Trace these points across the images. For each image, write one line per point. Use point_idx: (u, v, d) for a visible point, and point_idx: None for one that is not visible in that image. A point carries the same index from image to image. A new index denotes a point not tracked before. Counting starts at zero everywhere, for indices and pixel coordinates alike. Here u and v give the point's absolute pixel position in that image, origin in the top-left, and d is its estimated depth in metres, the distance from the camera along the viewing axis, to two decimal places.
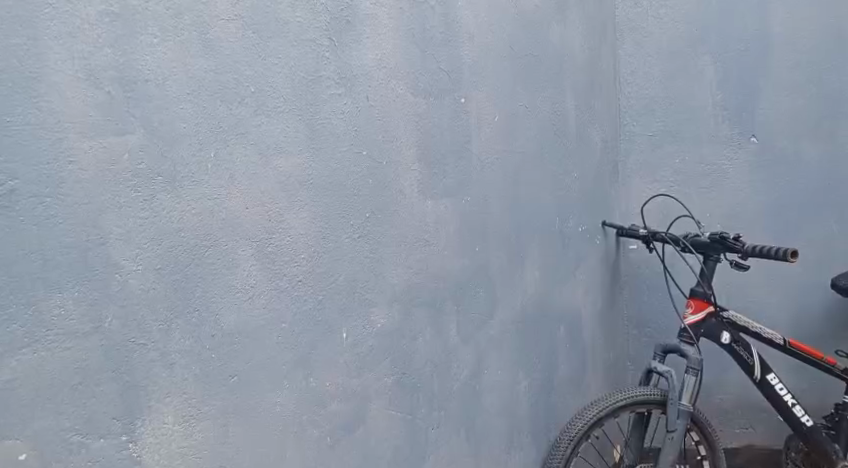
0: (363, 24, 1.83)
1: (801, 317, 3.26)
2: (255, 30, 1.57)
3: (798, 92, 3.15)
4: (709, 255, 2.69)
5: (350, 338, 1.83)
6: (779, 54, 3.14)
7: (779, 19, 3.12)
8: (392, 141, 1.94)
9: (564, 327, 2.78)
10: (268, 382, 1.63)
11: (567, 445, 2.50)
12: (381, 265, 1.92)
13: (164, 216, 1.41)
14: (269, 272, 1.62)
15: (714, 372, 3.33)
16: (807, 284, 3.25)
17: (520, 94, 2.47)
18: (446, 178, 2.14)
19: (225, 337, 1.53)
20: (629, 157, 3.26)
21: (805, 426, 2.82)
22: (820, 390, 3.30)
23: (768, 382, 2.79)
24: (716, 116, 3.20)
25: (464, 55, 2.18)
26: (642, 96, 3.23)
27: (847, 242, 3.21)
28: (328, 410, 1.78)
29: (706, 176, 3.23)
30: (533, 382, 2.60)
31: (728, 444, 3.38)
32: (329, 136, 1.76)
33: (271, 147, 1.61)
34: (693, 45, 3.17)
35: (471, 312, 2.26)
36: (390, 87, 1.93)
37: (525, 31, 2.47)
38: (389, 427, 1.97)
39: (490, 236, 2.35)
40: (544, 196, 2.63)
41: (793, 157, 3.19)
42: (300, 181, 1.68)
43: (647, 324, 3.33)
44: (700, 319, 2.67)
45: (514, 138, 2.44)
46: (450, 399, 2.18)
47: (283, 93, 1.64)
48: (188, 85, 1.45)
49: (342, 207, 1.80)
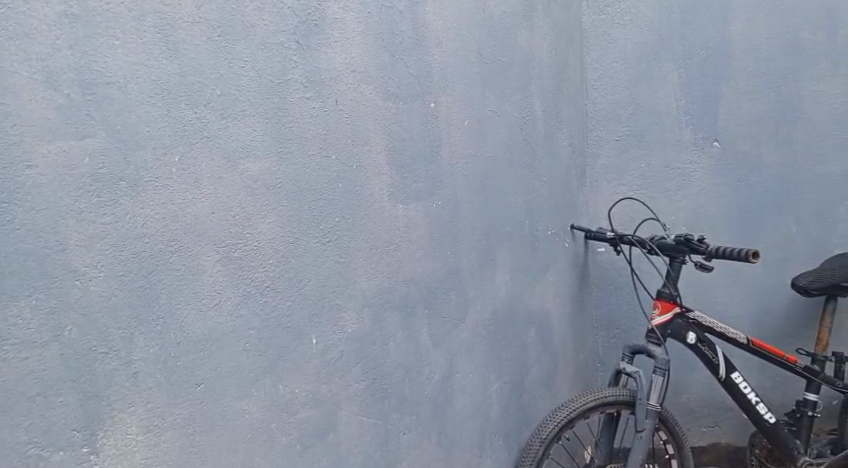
0: (331, 28, 1.82)
1: (763, 316, 3.35)
2: (221, 33, 1.55)
3: (757, 98, 3.24)
4: (674, 257, 2.73)
5: (321, 344, 1.82)
6: (740, 61, 3.22)
7: (739, 26, 3.20)
8: (361, 144, 1.93)
9: (535, 330, 2.80)
10: (236, 390, 1.61)
11: (538, 448, 2.53)
12: (351, 270, 1.91)
13: (127, 221, 1.39)
14: (236, 278, 1.60)
15: (681, 372, 3.38)
16: (769, 284, 3.34)
17: (489, 99, 2.48)
18: (416, 183, 2.14)
19: (191, 345, 1.51)
20: (597, 162, 3.30)
21: (768, 423, 2.89)
22: (782, 388, 3.39)
23: (733, 381, 2.85)
24: (681, 122, 3.27)
25: (433, 61, 2.19)
26: (609, 102, 3.27)
27: (806, 243, 3.31)
28: (298, 417, 1.76)
29: (671, 180, 3.30)
30: (504, 385, 2.62)
31: (696, 443, 3.44)
32: (298, 139, 1.74)
33: (238, 151, 1.59)
34: (658, 52, 3.23)
35: (442, 316, 2.26)
36: (360, 90, 1.92)
37: (493, 37, 2.49)
38: (361, 433, 1.95)
39: (462, 240, 2.35)
40: (514, 201, 2.65)
41: (754, 161, 3.27)
42: (268, 184, 1.67)
43: (615, 325, 3.38)
44: (667, 320, 2.71)
45: (483, 143, 2.45)
46: (422, 403, 2.18)
47: (250, 96, 1.62)
48: (153, 88, 1.42)
49: (311, 212, 1.79)
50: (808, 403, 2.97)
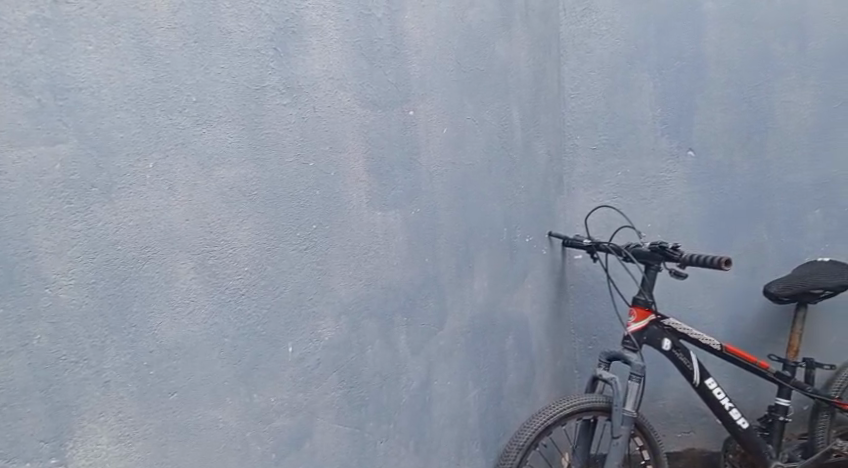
0: (309, 35, 1.82)
1: (736, 323, 3.41)
2: (197, 39, 1.54)
3: (730, 109, 3.31)
4: (649, 265, 2.77)
5: (297, 351, 1.81)
6: (713, 72, 3.28)
7: (712, 38, 3.26)
8: (340, 151, 1.93)
9: (513, 336, 2.82)
10: (210, 398, 1.59)
11: (516, 455, 2.54)
12: (328, 277, 1.90)
13: (99, 228, 1.37)
14: (211, 285, 1.59)
15: (657, 378, 3.42)
16: (741, 291, 3.40)
17: (467, 107, 2.49)
18: (395, 190, 2.14)
19: (164, 353, 1.49)
20: (574, 170, 3.34)
21: (741, 428, 2.94)
22: (755, 393, 3.45)
23: (707, 386, 2.89)
24: (656, 131, 3.32)
25: (411, 68, 2.20)
26: (585, 111, 3.31)
27: (777, 250, 3.38)
28: (273, 426, 1.75)
29: (646, 188, 3.34)
30: (482, 391, 2.62)
31: (671, 448, 3.48)
32: (275, 146, 1.74)
33: (214, 157, 1.58)
34: (633, 62, 3.28)
35: (421, 323, 2.27)
36: (337, 97, 1.92)
37: (472, 46, 2.51)
38: (338, 442, 1.95)
39: (440, 247, 2.36)
40: (492, 208, 2.67)
41: (727, 171, 3.34)
42: (244, 191, 1.66)
43: (592, 332, 3.41)
44: (642, 327, 2.75)
45: (462, 150, 2.47)
46: (399, 410, 2.18)
47: (226, 103, 1.61)
48: (126, 93, 1.41)
49: (287, 219, 1.78)
50: (780, 408, 3.03)
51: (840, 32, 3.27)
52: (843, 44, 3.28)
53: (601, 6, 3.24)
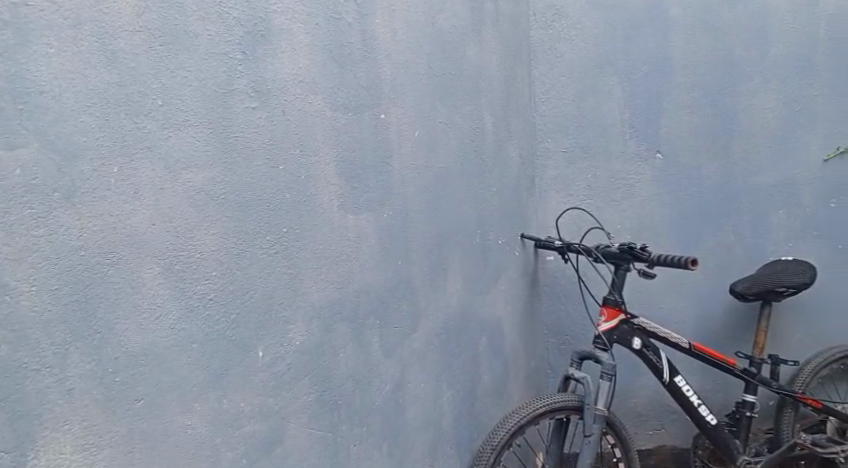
0: (278, 38, 1.82)
1: (704, 321, 3.49)
2: (163, 42, 1.53)
3: (696, 112, 3.38)
4: (619, 265, 2.82)
5: (267, 356, 1.80)
6: (679, 76, 3.35)
7: (678, 43, 3.34)
8: (310, 155, 1.93)
9: (486, 338, 2.84)
10: (178, 404, 1.57)
11: (489, 455, 2.56)
12: (300, 280, 1.90)
13: (62, 233, 1.35)
14: (178, 290, 1.57)
15: (628, 377, 3.48)
16: (709, 290, 3.47)
17: (439, 111, 2.51)
18: (367, 193, 2.15)
19: (130, 359, 1.47)
20: (545, 172, 3.38)
21: (709, 424, 3.00)
22: (723, 390, 3.52)
23: (676, 383, 2.94)
24: (625, 134, 3.38)
25: (382, 72, 2.21)
26: (556, 114, 3.35)
27: (743, 250, 3.45)
28: (244, 431, 1.74)
29: (616, 190, 3.40)
30: (456, 393, 2.64)
31: (642, 445, 3.54)
32: (243, 150, 1.73)
33: (181, 161, 1.57)
34: (602, 66, 3.34)
35: (394, 325, 2.27)
36: (307, 101, 1.92)
37: (443, 50, 2.53)
38: (310, 446, 1.94)
39: (413, 250, 2.37)
40: (465, 211, 2.69)
41: (693, 173, 3.41)
42: (211, 195, 1.65)
43: (564, 332, 3.46)
44: (612, 327, 2.79)
45: (434, 153, 2.48)
46: (372, 413, 2.18)
47: (193, 106, 1.60)
48: (89, 97, 1.39)
49: (257, 223, 1.77)
50: (746, 405, 3.11)
51: (800, 37, 3.37)
52: (804, 49, 3.38)
53: (570, 11, 3.29)
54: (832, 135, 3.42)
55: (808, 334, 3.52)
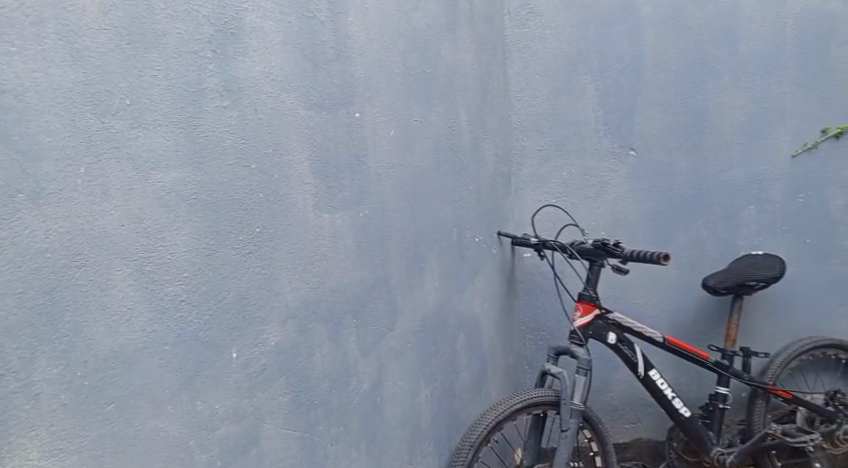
0: (250, 37, 1.80)
1: (678, 315, 3.54)
2: (130, 40, 1.51)
3: (668, 110, 3.43)
4: (594, 261, 2.85)
5: (242, 357, 1.79)
6: (652, 74, 3.40)
7: (650, 41, 3.38)
8: (284, 154, 1.92)
9: (464, 335, 2.85)
10: (150, 407, 1.55)
11: (468, 452, 2.57)
12: (274, 280, 1.89)
13: (27, 234, 1.32)
14: (149, 292, 1.55)
15: (604, 371, 3.52)
16: (682, 285, 3.53)
17: (414, 110, 2.51)
18: (343, 192, 2.14)
19: (99, 362, 1.45)
20: (521, 170, 3.40)
21: (683, 416, 3.06)
22: (697, 383, 3.58)
23: (651, 377, 2.99)
24: (599, 132, 3.42)
25: (356, 70, 2.20)
26: (531, 113, 3.38)
27: (715, 246, 3.51)
28: (217, 434, 1.72)
29: (591, 187, 3.44)
30: (434, 390, 2.64)
31: (619, 439, 3.58)
32: (214, 149, 1.71)
33: (150, 161, 1.55)
34: (575, 64, 3.37)
35: (370, 324, 2.27)
36: (280, 100, 1.90)
37: (418, 48, 2.53)
38: (286, 447, 1.93)
39: (390, 249, 2.37)
40: (441, 209, 2.69)
41: (666, 169, 3.46)
42: (182, 195, 1.63)
43: (540, 328, 3.49)
44: (587, 322, 2.82)
45: (410, 152, 2.48)
46: (350, 413, 2.17)
47: (162, 105, 1.58)
48: (54, 96, 1.37)
49: (229, 223, 1.75)
50: (719, 397, 3.17)
51: (767, 37, 3.44)
52: (771, 48, 3.44)
53: (544, 10, 3.32)
54: (800, 132, 3.50)
55: (778, 326, 3.60)
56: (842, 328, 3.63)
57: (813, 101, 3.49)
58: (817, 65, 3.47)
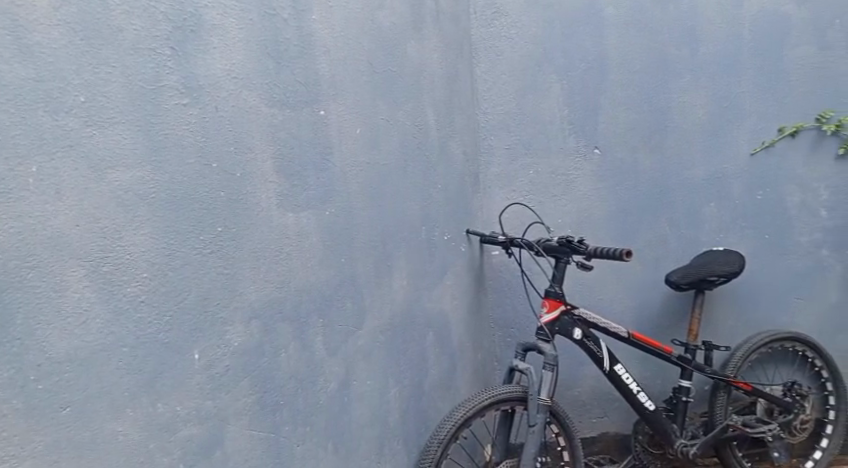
0: (209, 34, 1.78)
1: (642, 311, 3.61)
2: (84, 36, 1.48)
3: (631, 109, 3.49)
4: (559, 258, 2.88)
5: (204, 358, 1.77)
6: (616, 74, 3.46)
7: (613, 41, 3.43)
8: (246, 153, 1.90)
9: (433, 333, 2.86)
10: (108, 410, 1.53)
11: (436, 449, 2.58)
12: (237, 280, 1.87)
13: None
14: (106, 293, 1.53)
15: (571, 367, 3.57)
16: (646, 280, 3.59)
17: (381, 109, 2.51)
18: (308, 191, 2.13)
19: (54, 365, 1.43)
20: (489, 169, 3.43)
21: (648, 410, 3.12)
22: (661, 377, 3.65)
23: (616, 371, 3.05)
24: (564, 130, 3.46)
25: (321, 68, 2.19)
26: (498, 112, 3.41)
27: (677, 242, 3.59)
28: (179, 436, 1.70)
29: (557, 185, 3.48)
30: (403, 388, 2.64)
31: (587, 433, 3.64)
32: (174, 148, 1.69)
33: (106, 159, 1.53)
34: (541, 64, 3.40)
35: (338, 323, 2.26)
36: (242, 98, 1.88)
37: (384, 47, 2.53)
38: (251, 448, 1.91)
39: (357, 248, 2.36)
40: (409, 208, 2.69)
41: (630, 167, 3.52)
42: (140, 194, 1.60)
43: (509, 325, 3.52)
44: (554, 318, 2.85)
45: (377, 150, 2.48)
46: (316, 413, 2.16)
47: (119, 102, 1.55)
48: (3, 93, 1.35)
49: (189, 222, 1.73)
50: (683, 390, 3.25)
51: (726, 37, 3.52)
52: (729, 49, 3.53)
53: (509, 10, 3.35)
54: (757, 131, 3.58)
55: (739, 320, 3.69)
56: (800, 321, 3.73)
57: (770, 100, 3.58)
58: (773, 66, 3.56)
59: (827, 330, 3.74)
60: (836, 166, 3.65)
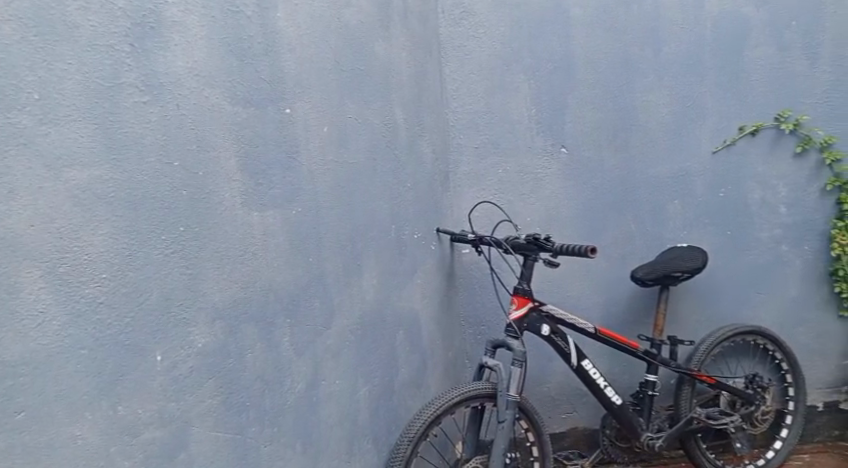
0: (170, 30, 1.75)
1: (609, 307, 3.67)
2: (38, 33, 1.46)
3: (597, 108, 3.54)
4: (527, 256, 2.90)
5: (167, 360, 1.74)
6: (581, 73, 3.50)
7: (580, 41, 3.48)
8: (209, 151, 1.87)
9: (403, 332, 2.86)
10: (66, 414, 1.51)
11: (407, 447, 2.58)
12: (201, 281, 1.85)
13: None
14: (63, 294, 1.50)
15: (540, 363, 3.61)
16: (613, 277, 3.65)
17: (348, 107, 2.50)
18: (274, 190, 2.11)
19: (7, 369, 1.40)
20: (459, 168, 3.45)
21: (615, 404, 3.18)
22: (628, 371, 3.72)
23: (583, 367, 3.09)
24: (532, 129, 3.49)
25: (287, 66, 2.17)
26: (467, 111, 3.43)
27: (643, 239, 3.65)
28: (141, 439, 1.67)
29: (525, 184, 3.51)
30: (373, 387, 2.64)
31: (557, 429, 3.68)
32: (134, 146, 1.66)
33: (62, 158, 1.50)
34: (508, 64, 3.43)
35: (306, 323, 2.25)
36: (204, 95, 1.86)
37: (351, 46, 2.52)
38: (217, 450, 1.89)
39: (326, 247, 2.36)
40: (379, 207, 2.69)
41: (596, 166, 3.57)
42: (98, 194, 1.58)
43: (479, 323, 3.54)
44: (522, 314, 2.89)
45: (345, 149, 2.48)
46: (284, 413, 2.15)
47: (75, 100, 1.53)
48: None
49: (150, 221, 1.70)
50: (649, 384, 3.31)
51: (688, 38, 3.59)
52: (692, 50, 3.60)
53: (477, 9, 3.37)
54: (718, 130, 3.66)
55: (702, 315, 3.78)
56: (762, 315, 3.82)
57: (732, 100, 3.66)
58: (735, 66, 3.64)
59: (787, 324, 3.83)
60: (794, 164, 3.73)
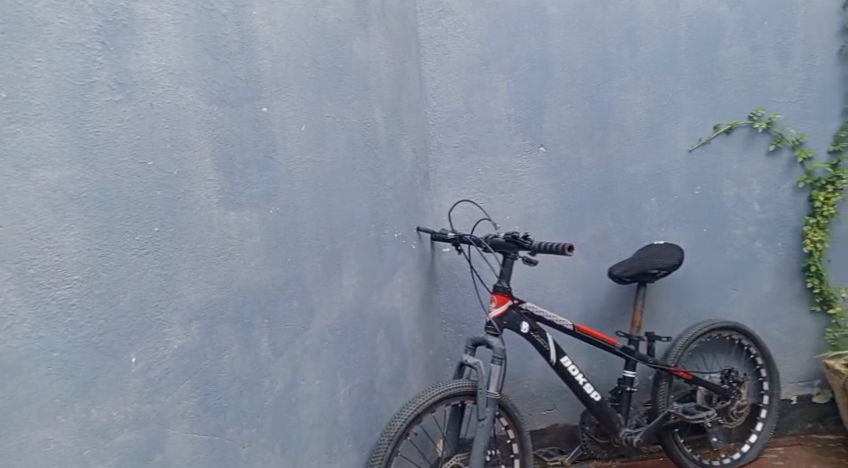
0: (143, 28, 1.73)
1: (588, 304, 3.70)
2: (5, 31, 1.45)
3: (574, 107, 3.57)
4: (506, 254, 2.92)
5: (142, 362, 1.72)
6: (559, 73, 3.53)
7: (557, 40, 3.50)
8: (184, 150, 1.85)
9: (383, 331, 2.86)
10: (38, 417, 1.49)
11: (387, 446, 2.58)
12: (176, 281, 1.83)
13: None
14: (33, 295, 1.49)
15: (520, 361, 3.63)
16: (592, 275, 3.69)
17: (326, 106, 2.49)
18: (251, 189, 2.10)
19: None
20: (438, 167, 3.46)
21: (593, 400, 3.21)
22: (607, 368, 3.75)
23: (562, 363, 3.12)
24: (510, 128, 3.51)
25: (264, 64, 2.16)
26: (446, 110, 3.44)
27: (621, 236, 3.69)
28: (115, 442, 1.65)
29: (504, 182, 3.53)
30: (353, 387, 2.64)
31: (537, 426, 3.70)
32: (106, 145, 1.64)
33: (31, 158, 1.49)
34: (487, 63, 3.45)
35: (284, 323, 2.24)
36: (178, 94, 1.84)
37: (329, 44, 2.51)
38: (194, 452, 1.88)
39: (304, 247, 2.35)
40: (358, 206, 2.69)
41: (574, 164, 3.60)
42: (70, 195, 1.56)
43: (459, 321, 3.55)
44: (502, 312, 2.90)
45: (323, 148, 2.47)
46: (262, 414, 2.13)
47: (45, 99, 1.51)
48: None
49: (124, 221, 1.68)
50: (627, 380, 3.35)
51: (664, 37, 3.63)
52: (668, 49, 3.64)
53: (455, 8, 3.38)
54: (694, 129, 3.71)
55: (679, 311, 3.83)
56: (737, 311, 3.88)
57: (707, 99, 3.71)
58: (709, 65, 3.69)
59: (761, 319, 3.89)
60: (767, 161, 3.79)
